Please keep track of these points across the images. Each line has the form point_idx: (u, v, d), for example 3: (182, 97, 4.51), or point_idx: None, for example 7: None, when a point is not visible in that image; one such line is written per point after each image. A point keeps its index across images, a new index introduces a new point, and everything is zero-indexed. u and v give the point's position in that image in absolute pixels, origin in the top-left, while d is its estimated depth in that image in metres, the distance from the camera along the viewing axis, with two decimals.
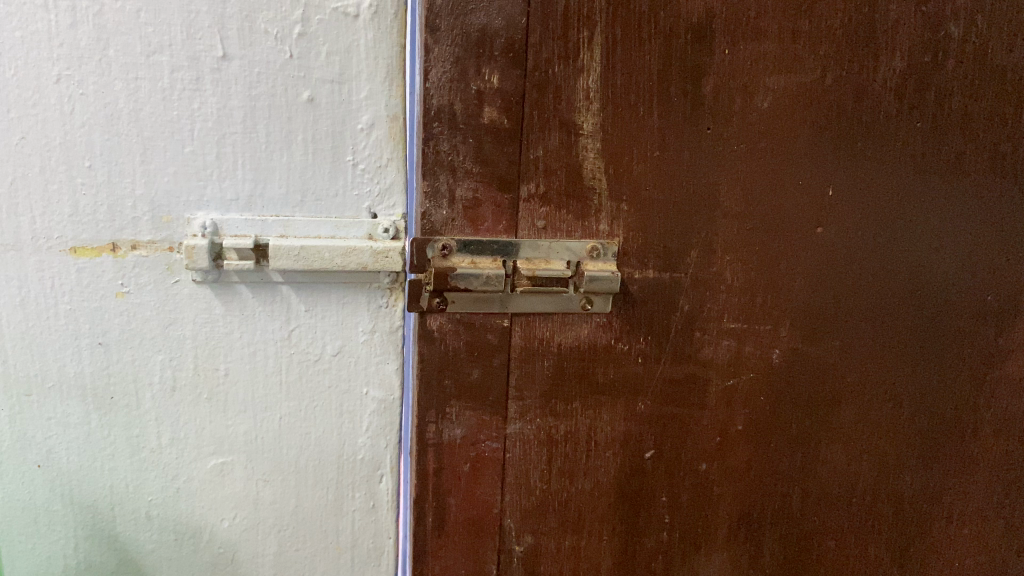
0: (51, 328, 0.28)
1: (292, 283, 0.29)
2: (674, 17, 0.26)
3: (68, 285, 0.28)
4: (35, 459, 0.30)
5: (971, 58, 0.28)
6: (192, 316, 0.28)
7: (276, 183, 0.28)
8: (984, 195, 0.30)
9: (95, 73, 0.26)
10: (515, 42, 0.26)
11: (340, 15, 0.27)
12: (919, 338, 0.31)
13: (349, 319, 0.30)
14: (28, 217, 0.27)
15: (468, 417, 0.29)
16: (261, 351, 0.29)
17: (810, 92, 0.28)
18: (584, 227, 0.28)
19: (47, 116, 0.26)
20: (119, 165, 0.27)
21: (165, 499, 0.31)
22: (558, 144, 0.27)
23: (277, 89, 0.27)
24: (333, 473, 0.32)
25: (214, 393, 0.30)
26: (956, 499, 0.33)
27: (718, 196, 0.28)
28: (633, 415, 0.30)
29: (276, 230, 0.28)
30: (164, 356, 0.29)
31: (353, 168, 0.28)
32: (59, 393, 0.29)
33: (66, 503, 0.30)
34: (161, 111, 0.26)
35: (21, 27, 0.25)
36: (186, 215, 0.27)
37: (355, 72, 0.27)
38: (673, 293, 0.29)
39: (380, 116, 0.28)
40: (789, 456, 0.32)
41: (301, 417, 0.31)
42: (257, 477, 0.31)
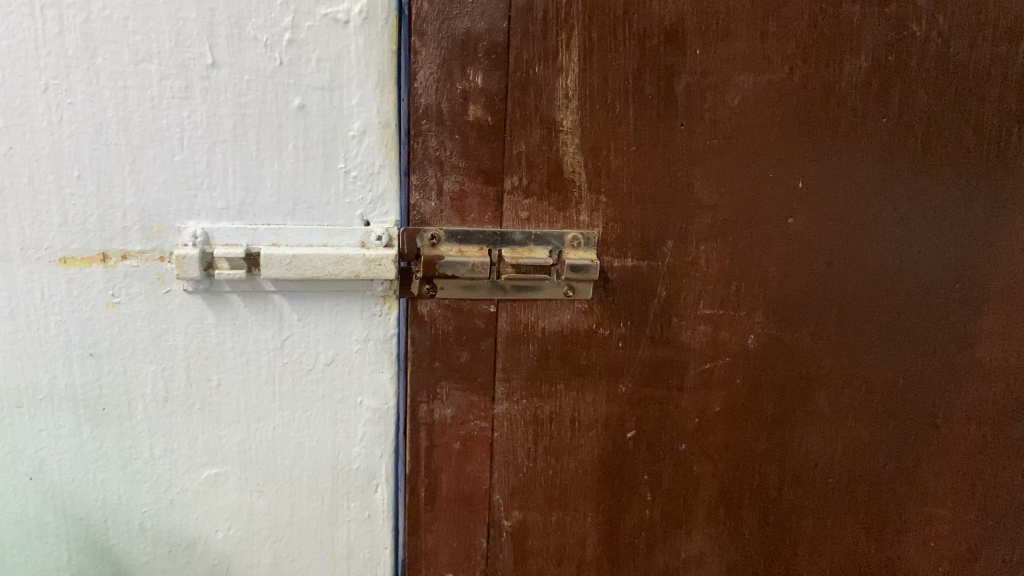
0: (41, 339, 0.28)
1: (284, 292, 0.28)
2: (646, 20, 0.28)
3: (57, 296, 0.28)
4: (26, 471, 0.29)
5: (934, 55, 0.30)
6: (184, 325, 0.28)
7: (267, 191, 0.28)
8: (950, 186, 0.31)
9: (84, 82, 0.26)
10: (497, 45, 0.28)
11: (329, 22, 0.27)
12: (891, 324, 0.32)
13: (342, 327, 0.29)
14: (16, 227, 0.27)
15: (458, 397, 0.31)
16: (255, 359, 0.29)
17: (780, 89, 0.29)
18: (564, 217, 0.29)
19: (36, 125, 0.26)
20: (108, 174, 0.27)
21: (159, 510, 0.31)
22: (539, 140, 0.29)
23: (267, 96, 0.27)
24: (328, 484, 0.31)
25: (207, 403, 0.30)
26: (931, 479, 0.35)
27: (692, 188, 0.30)
28: (615, 397, 0.31)
29: (267, 239, 0.28)
30: (157, 367, 0.29)
31: (346, 175, 0.28)
32: (50, 405, 0.29)
33: (58, 515, 0.30)
34: (150, 119, 0.27)
35: (9, 36, 0.26)
36: (177, 223, 0.28)
37: (345, 80, 0.27)
38: (653, 281, 0.30)
39: (372, 122, 0.28)
40: (767, 438, 0.33)
41: (295, 426, 0.30)
42: (252, 487, 0.31)
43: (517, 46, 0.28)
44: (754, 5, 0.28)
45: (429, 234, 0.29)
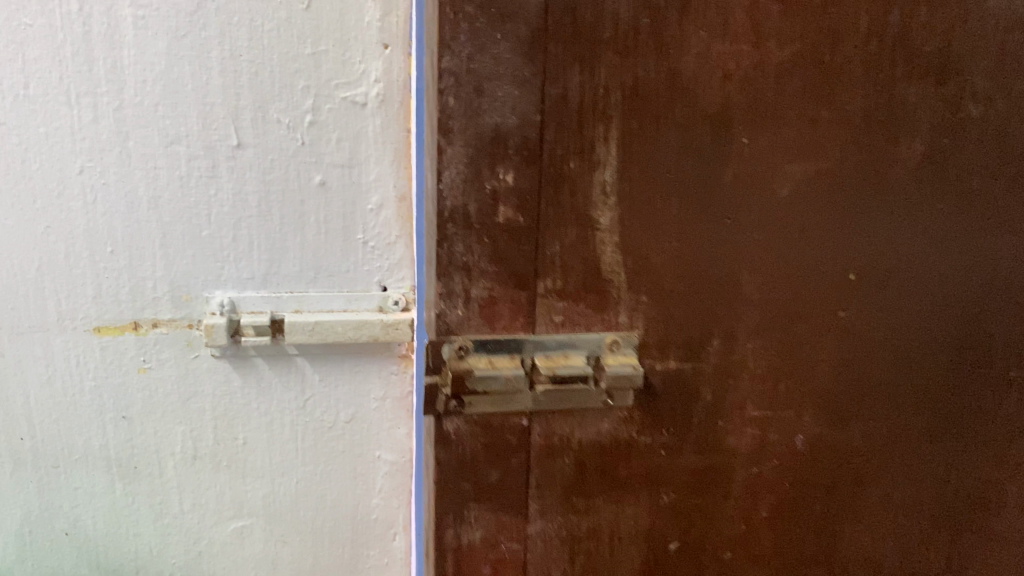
0: (77, 402, 0.30)
1: (306, 356, 0.30)
2: (689, 108, 0.25)
3: (91, 363, 0.29)
4: (62, 527, 0.31)
5: (991, 137, 0.28)
6: (210, 387, 0.30)
7: (289, 260, 0.29)
8: (1004, 271, 0.30)
9: (116, 165, 0.27)
10: (530, 140, 0.25)
11: (349, 104, 0.27)
12: (944, 415, 0.30)
13: (361, 387, 0.31)
14: (54, 298, 0.28)
15: (488, 519, 0.28)
16: (277, 420, 0.30)
17: (830, 177, 0.27)
18: (603, 319, 0.27)
19: (70, 208, 0.27)
20: (139, 251, 0.28)
21: (187, 562, 0.32)
22: (575, 239, 0.26)
23: (289, 173, 0.28)
24: (349, 533, 0.33)
25: (232, 460, 0.31)
26: (981, 572, 0.33)
27: (742, 284, 0.27)
28: (658, 505, 0.29)
29: (290, 305, 0.29)
30: (185, 428, 0.30)
31: (363, 245, 0.29)
32: (85, 463, 0.30)
33: (92, 568, 0.32)
34: (179, 197, 0.27)
35: (45, 122, 0.26)
36: (204, 293, 0.28)
37: (364, 157, 0.28)
38: (698, 384, 0.28)
39: (389, 197, 0.29)
40: (813, 538, 0.31)
41: (315, 481, 0.32)
42: (275, 538, 0.32)
43: (551, 138, 0.25)
44: (804, 90, 0.26)
45: (452, 346, 0.26)
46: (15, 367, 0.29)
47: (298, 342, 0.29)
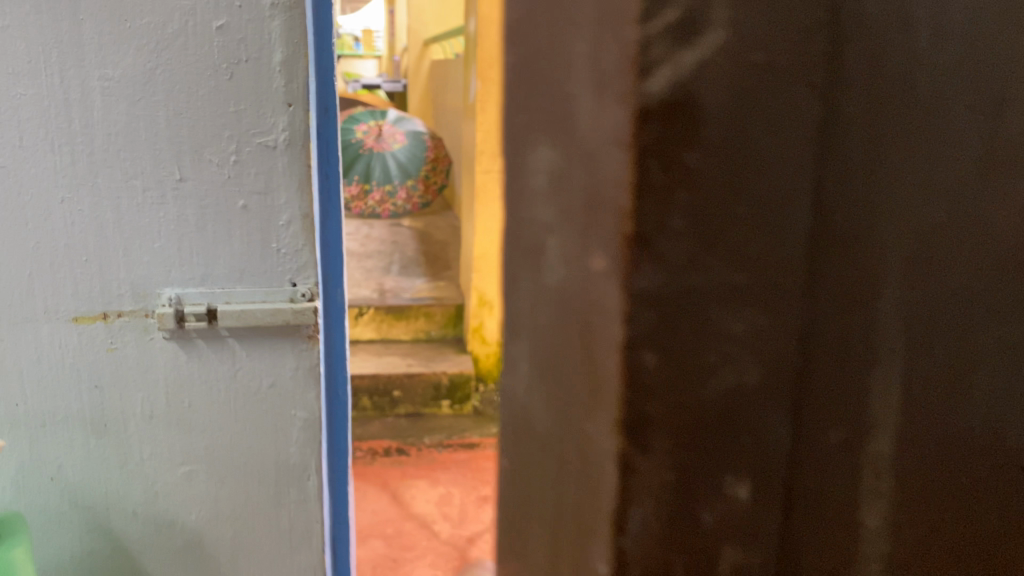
0: (148, 281, 0.51)
1: (248, 285, 0.53)
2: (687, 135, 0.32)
3: (151, 268, 0.51)
4: (138, 352, 0.52)
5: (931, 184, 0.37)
6: (211, 271, 0.52)
7: (239, 248, 0.52)
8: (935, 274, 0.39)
9: (181, 205, 0.51)
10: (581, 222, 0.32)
11: (262, 147, 0.51)
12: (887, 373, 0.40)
13: (275, 301, 0.53)
14: (142, 255, 0.51)
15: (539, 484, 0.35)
16: (237, 290, 0.53)
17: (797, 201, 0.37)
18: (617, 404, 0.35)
19: (152, 218, 0.51)
20: (187, 228, 0.51)
21: (203, 386, 0.54)
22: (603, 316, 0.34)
23: (225, 200, 0.51)
24: (273, 349, 0.54)
25: (219, 299, 0.53)
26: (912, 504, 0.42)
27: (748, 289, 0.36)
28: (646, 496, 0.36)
29: (241, 277, 0.53)
30: (194, 284, 0.52)
31: (276, 250, 0.53)
32: (150, 309, 0.52)
33: (154, 413, 0.54)
34: (204, 218, 0.51)
35: (132, 172, 0.50)
36: (205, 244, 0.52)
37: (274, 185, 0.52)
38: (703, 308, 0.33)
39: (292, 214, 0.52)
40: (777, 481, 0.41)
41: (250, 298, 0.53)
42: (238, 346, 0.54)
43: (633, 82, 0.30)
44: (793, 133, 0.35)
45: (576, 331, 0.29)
46: (124, 284, 0.51)
47: (245, 299, 0.53)
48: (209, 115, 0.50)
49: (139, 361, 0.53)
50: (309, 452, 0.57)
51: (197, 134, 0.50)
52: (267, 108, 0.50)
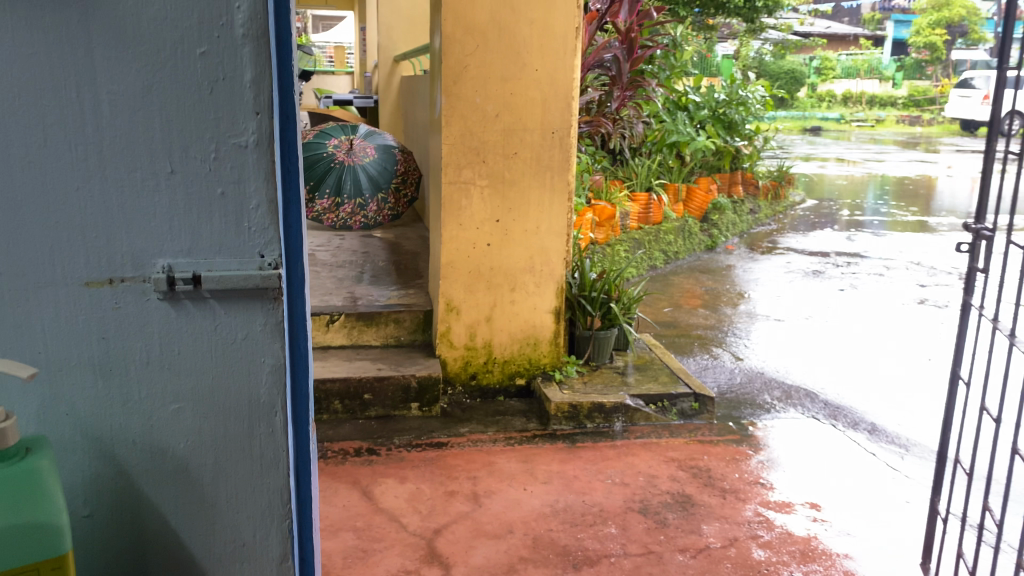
0: (171, 258, 1.12)
1: (223, 258, 1.13)
2: None
3: (170, 253, 1.12)
4: (155, 296, 1.12)
5: None
6: (205, 250, 1.13)
7: (215, 242, 1.13)
8: None
9: (191, 222, 1.12)
10: None
11: (232, 189, 1.12)
12: None
13: (247, 262, 1.14)
14: (171, 246, 1.12)
15: None
16: (221, 262, 1.13)
17: None
18: None
19: (172, 229, 1.11)
20: (192, 233, 1.12)
21: (189, 313, 1.13)
22: None
23: (214, 214, 1.12)
24: (240, 284, 1.14)
25: (208, 266, 1.13)
26: None
27: None
28: None
29: (215, 256, 1.13)
30: (193, 260, 1.12)
31: (247, 233, 1.14)
32: (173, 269, 1.12)
33: (158, 331, 1.13)
34: (201, 227, 1.12)
35: (162, 209, 1.11)
36: (198, 241, 1.12)
37: (246, 201, 1.13)
38: None
39: (256, 216, 1.13)
40: None
41: (226, 263, 1.14)
42: (212, 290, 1.13)
43: None
44: None
45: None
46: (155, 263, 1.12)
47: (220, 266, 1.13)
48: (201, 177, 1.11)
49: (140, 305, 1.12)
50: (250, 342, 1.16)
51: (193, 191, 1.11)
52: (234, 171, 1.12)
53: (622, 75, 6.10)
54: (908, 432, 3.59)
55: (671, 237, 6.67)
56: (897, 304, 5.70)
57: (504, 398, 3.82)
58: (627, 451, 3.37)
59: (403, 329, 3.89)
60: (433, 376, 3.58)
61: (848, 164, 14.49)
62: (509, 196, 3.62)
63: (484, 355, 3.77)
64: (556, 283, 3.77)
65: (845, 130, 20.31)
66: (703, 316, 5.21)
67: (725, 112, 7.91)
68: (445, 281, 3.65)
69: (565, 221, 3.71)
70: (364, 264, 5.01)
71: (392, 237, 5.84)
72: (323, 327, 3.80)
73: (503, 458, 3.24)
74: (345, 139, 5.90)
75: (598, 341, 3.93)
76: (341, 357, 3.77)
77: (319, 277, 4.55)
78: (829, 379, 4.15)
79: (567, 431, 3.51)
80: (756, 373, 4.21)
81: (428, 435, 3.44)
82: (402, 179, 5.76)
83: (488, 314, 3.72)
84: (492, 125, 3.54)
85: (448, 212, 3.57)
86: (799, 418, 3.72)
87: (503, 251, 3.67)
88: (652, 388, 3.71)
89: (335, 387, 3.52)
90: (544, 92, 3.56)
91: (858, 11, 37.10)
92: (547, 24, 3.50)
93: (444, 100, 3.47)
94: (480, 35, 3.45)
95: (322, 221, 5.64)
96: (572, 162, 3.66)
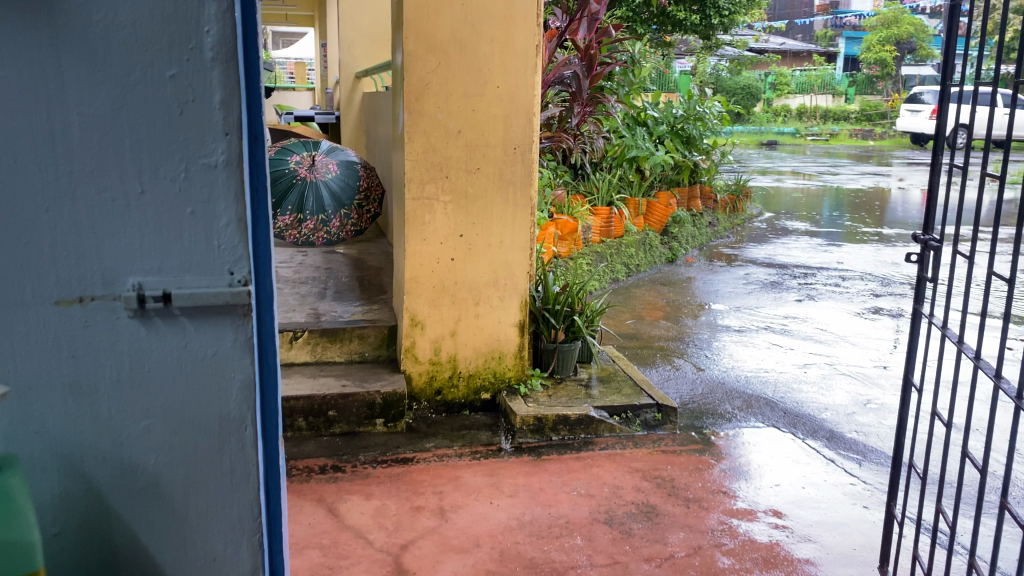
0: (139, 277, 1.12)
1: (194, 277, 1.14)
2: None
3: (138, 272, 1.12)
4: (121, 315, 1.12)
5: None
6: (175, 269, 1.13)
7: (185, 260, 1.14)
8: None
9: (160, 240, 1.12)
10: None
11: (202, 207, 1.13)
12: None
13: (218, 279, 1.15)
14: (139, 265, 1.12)
15: None
16: (190, 280, 1.14)
17: None
18: None
19: (141, 247, 1.12)
20: (161, 251, 1.12)
21: (156, 332, 1.14)
22: None
23: (183, 232, 1.13)
24: (210, 302, 1.15)
25: (178, 284, 1.14)
26: None
27: None
28: None
29: (185, 274, 1.14)
30: (162, 278, 1.13)
31: (219, 250, 1.15)
32: (141, 288, 1.12)
33: (124, 350, 1.13)
34: (171, 245, 1.13)
35: (130, 228, 1.11)
36: (166, 260, 1.13)
37: (217, 218, 1.14)
38: None
39: (227, 232, 1.14)
40: None
41: (196, 281, 1.14)
42: (182, 308, 1.14)
43: None
44: None
45: None
46: (122, 281, 1.12)
47: (190, 284, 1.14)
48: (170, 195, 1.11)
49: (106, 324, 1.12)
50: (220, 357, 1.17)
51: (161, 210, 1.12)
52: (204, 189, 1.13)
53: (581, 91, 6.17)
54: (864, 439, 3.67)
55: (632, 250, 6.75)
56: (852, 314, 5.83)
57: (470, 412, 3.81)
58: (591, 462, 3.38)
59: (367, 345, 3.87)
60: (398, 392, 3.58)
61: (803, 178, 14.79)
62: (472, 211, 3.65)
63: (450, 370, 3.77)
64: (520, 297, 3.79)
65: (800, 145, 20.76)
66: (665, 328, 5.27)
67: (682, 127, 8.04)
68: (410, 297, 3.65)
69: (528, 236, 3.74)
70: (327, 280, 4.99)
71: (355, 253, 5.82)
72: (287, 344, 3.78)
73: (468, 472, 3.24)
74: (307, 155, 5.83)
75: (562, 353, 3.96)
76: (305, 374, 3.74)
77: (282, 293, 4.52)
78: (788, 388, 4.23)
79: (532, 444, 3.53)
80: (717, 383, 4.27)
81: (394, 451, 3.43)
82: (365, 196, 5.75)
83: (453, 329, 3.73)
84: (454, 141, 3.57)
85: (412, 228, 3.59)
86: (759, 427, 3.78)
87: (467, 265, 3.69)
88: (615, 399, 3.74)
89: (299, 405, 3.50)
90: (506, 108, 3.60)
91: (811, 28, 37.98)
92: (507, 42, 3.55)
93: (406, 117, 3.50)
94: (441, 52, 3.49)
95: (284, 236, 5.73)
96: (534, 177, 3.69)
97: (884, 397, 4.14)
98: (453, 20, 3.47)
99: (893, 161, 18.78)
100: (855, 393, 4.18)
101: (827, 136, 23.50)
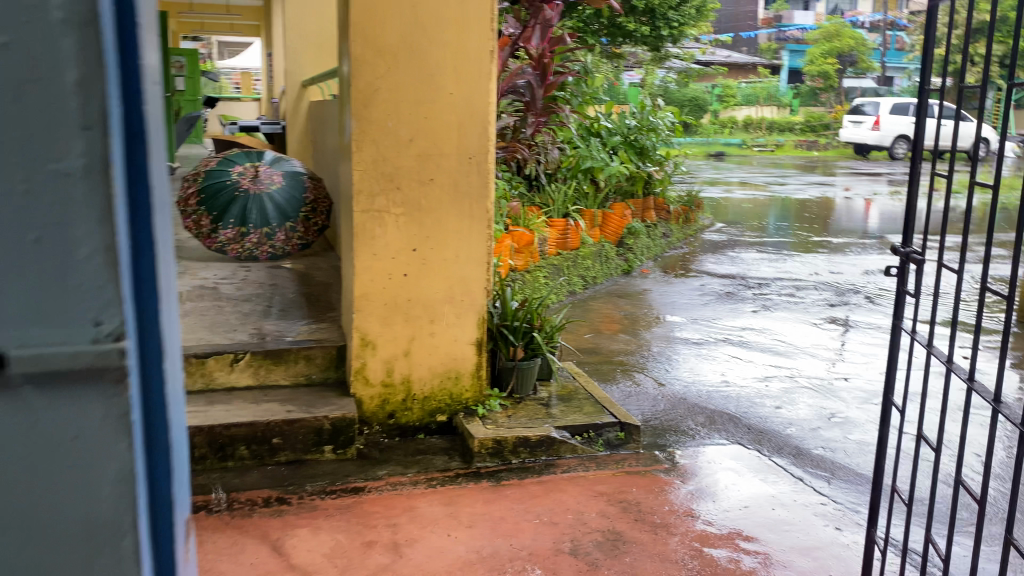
0: None
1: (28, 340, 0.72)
2: None
3: None
4: None
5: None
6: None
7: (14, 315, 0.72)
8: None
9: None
10: None
11: (46, 232, 0.72)
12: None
13: (76, 343, 0.73)
14: None
15: None
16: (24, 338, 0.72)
17: None
18: None
19: None
20: None
21: None
22: None
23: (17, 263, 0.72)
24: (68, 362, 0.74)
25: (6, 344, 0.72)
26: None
27: None
28: None
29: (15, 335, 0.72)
30: None
31: (74, 301, 0.73)
32: None
33: None
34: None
35: None
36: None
37: (73, 250, 0.72)
38: None
39: (94, 260, 0.73)
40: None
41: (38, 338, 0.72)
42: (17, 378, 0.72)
43: None
44: None
45: None
46: None
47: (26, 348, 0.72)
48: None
49: None
50: (86, 456, 0.76)
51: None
52: (51, 199, 0.71)
53: (535, 101, 6.08)
54: (832, 455, 3.57)
55: (588, 262, 6.63)
56: (810, 325, 5.78)
57: (425, 436, 3.61)
58: (553, 487, 3.22)
59: (314, 367, 3.66)
60: (348, 417, 3.38)
61: (752, 188, 14.93)
62: (426, 224, 3.46)
63: (403, 392, 3.57)
64: (477, 314, 3.61)
65: (747, 155, 21.03)
66: (624, 341, 5.14)
67: (636, 138, 7.98)
68: (360, 315, 3.45)
69: (485, 250, 3.57)
70: (271, 297, 4.74)
71: (301, 268, 5.58)
72: (227, 367, 3.55)
73: (423, 502, 3.05)
74: (250, 166, 5.56)
75: (521, 371, 3.79)
76: (247, 400, 3.50)
77: (222, 312, 4.26)
78: (753, 403, 4.12)
79: (491, 469, 3.34)
80: (679, 399, 4.14)
81: (344, 481, 3.22)
82: (312, 208, 5.55)
83: (406, 348, 3.53)
84: (406, 150, 3.38)
85: (361, 242, 3.39)
86: (725, 444, 3.65)
87: (421, 281, 3.50)
88: (577, 418, 3.57)
89: (241, 433, 3.26)
90: (460, 116, 3.43)
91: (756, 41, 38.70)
92: (461, 46, 3.39)
93: (354, 125, 3.31)
94: (391, 56, 3.31)
95: (226, 250, 5.49)
96: (490, 188, 3.52)
97: (848, 410, 4.06)
98: (403, 23, 3.30)
99: (838, 171, 19.14)
100: (819, 407, 4.09)
101: (774, 146, 23.87)
